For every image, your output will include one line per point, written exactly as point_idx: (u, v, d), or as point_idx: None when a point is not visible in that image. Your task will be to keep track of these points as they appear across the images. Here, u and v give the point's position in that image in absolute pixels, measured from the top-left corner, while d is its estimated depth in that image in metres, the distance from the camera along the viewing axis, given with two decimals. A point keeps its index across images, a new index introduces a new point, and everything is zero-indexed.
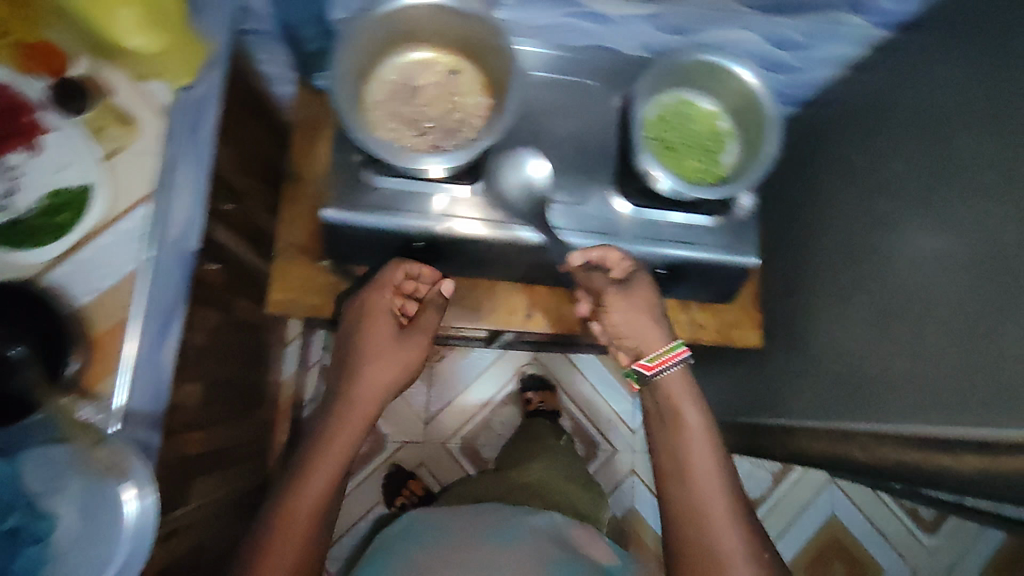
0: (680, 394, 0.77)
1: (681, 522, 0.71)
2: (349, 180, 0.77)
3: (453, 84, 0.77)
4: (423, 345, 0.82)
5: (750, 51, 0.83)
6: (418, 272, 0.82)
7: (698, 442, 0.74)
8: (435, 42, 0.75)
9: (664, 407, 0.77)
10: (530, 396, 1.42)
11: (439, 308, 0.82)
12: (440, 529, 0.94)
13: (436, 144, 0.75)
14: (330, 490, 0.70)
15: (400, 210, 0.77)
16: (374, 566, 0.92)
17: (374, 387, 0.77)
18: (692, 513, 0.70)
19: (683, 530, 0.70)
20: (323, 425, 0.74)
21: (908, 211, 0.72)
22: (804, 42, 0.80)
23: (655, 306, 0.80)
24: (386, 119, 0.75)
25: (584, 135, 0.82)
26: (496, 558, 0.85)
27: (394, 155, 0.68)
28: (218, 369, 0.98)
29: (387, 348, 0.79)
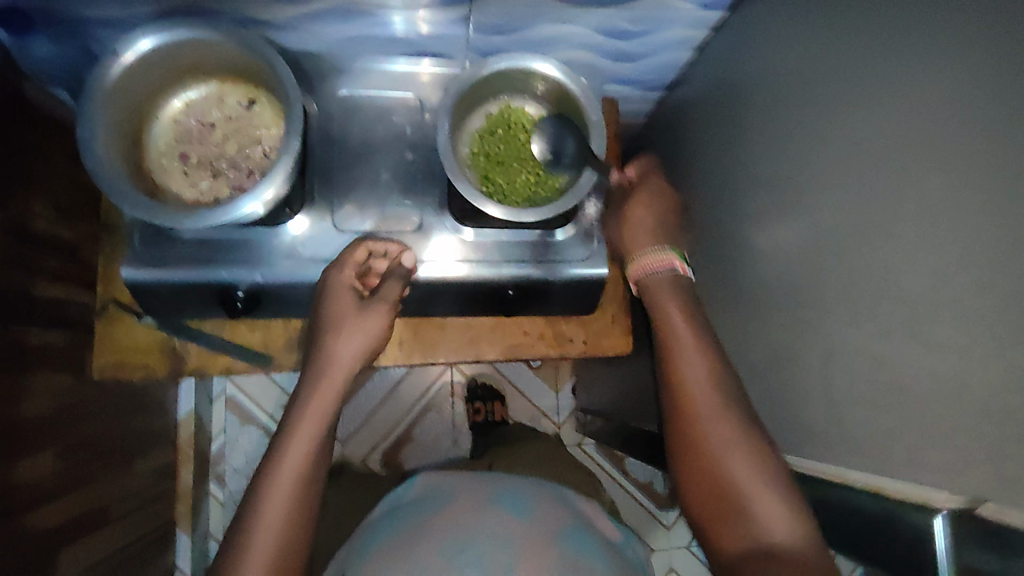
0: (662, 288, 0.71)
1: (680, 419, 0.65)
2: (150, 233, 0.70)
3: (248, 119, 0.69)
4: (382, 328, 0.67)
5: (581, 43, 0.76)
6: (384, 250, 0.70)
7: (680, 336, 0.67)
8: (206, 72, 0.67)
9: (653, 307, 0.70)
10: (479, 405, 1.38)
11: (404, 276, 0.70)
12: (431, 497, 0.82)
13: (234, 180, 0.68)
14: (300, 469, 0.61)
15: (216, 261, 0.71)
16: (385, 524, 0.80)
17: (320, 399, 0.64)
18: (682, 406, 0.65)
19: (680, 435, 0.64)
20: (288, 415, 0.64)
21: (769, 197, 0.68)
22: (639, 30, 0.73)
23: (660, 207, 0.74)
24: (174, 164, 0.68)
25: (412, 155, 0.77)
26: (491, 526, 0.73)
27: (147, 214, 0.58)
28: (89, 429, 0.90)
29: (346, 313, 0.66)
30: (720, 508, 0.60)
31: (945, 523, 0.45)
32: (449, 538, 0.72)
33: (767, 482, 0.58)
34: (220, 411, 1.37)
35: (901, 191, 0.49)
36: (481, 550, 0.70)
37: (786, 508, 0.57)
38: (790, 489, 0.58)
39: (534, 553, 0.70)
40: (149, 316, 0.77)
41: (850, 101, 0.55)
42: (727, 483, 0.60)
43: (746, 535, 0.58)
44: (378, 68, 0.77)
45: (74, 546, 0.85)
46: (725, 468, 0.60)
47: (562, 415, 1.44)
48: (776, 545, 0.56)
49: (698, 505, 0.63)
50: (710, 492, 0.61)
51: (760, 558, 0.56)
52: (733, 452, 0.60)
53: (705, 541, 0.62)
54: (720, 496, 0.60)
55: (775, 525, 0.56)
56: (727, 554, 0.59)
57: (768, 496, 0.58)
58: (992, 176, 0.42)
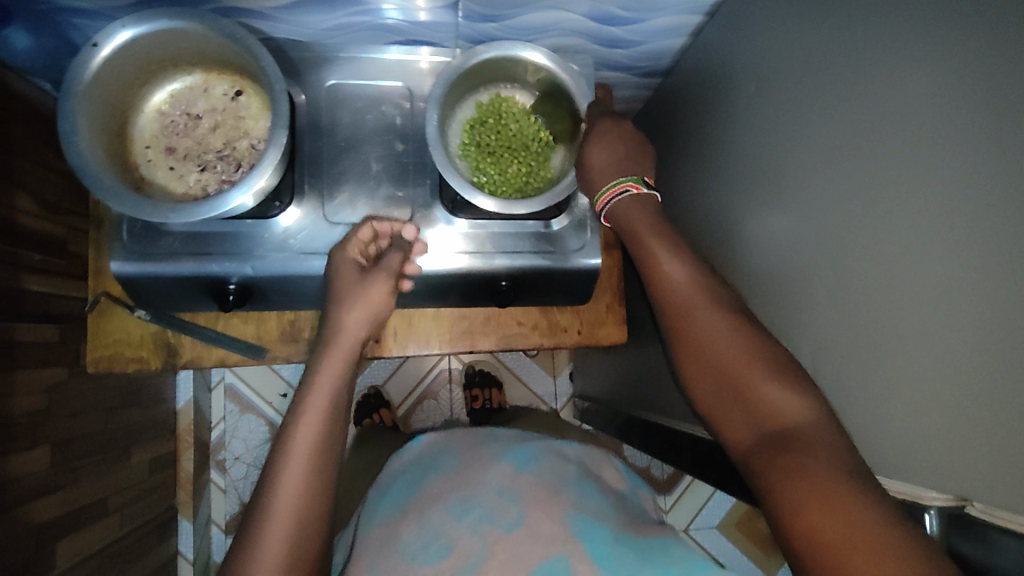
0: (629, 211, 0.60)
1: (668, 317, 0.56)
2: (140, 228, 0.70)
3: (234, 110, 0.69)
4: (385, 294, 0.64)
5: (571, 30, 0.74)
6: (388, 230, 0.69)
7: (650, 231, 0.58)
8: (189, 63, 0.66)
9: (619, 223, 0.61)
10: (478, 392, 1.36)
11: (404, 248, 0.68)
12: (441, 459, 0.79)
13: (221, 172, 0.68)
14: (320, 423, 0.57)
15: (208, 253, 0.70)
16: (399, 486, 0.77)
17: (332, 364, 0.60)
18: (669, 303, 0.56)
19: (671, 330, 0.55)
20: (304, 378, 0.60)
21: (771, 183, 0.66)
22: (630, 17, 0.71)
23: (624, 145, 0.63)
24: (161, 157, 0.68)
25: (402, 146, 0.76)
26: (500, 481, 0.71)
27: (132, 210, 0.58)
28: (84, 423, 0.91)
29: (353, 285, 0.64)
30: (726, 397, 0.51)
31: (933, 520, 0.44)
32: (456, 497, 0.69)
33: (776, 373, 0.49)
34: (219, 399, 1.38)
35: (883, 184, 0.50)
36: (490, 504, 0.67)
37: (792, 387, 0.48)
38: (801, 375, 0.49)
39: (542, 499, 0.68)
40: (142, 308, 0.76)
41: (843, 87, 0.55)
42: (728, 373, 0.51)
43: (756, 421, 0.48)
44: (367, 57, 0.76)
45: (69, 537, 0.86)
46: (719, 358, 0.52)
47: (560, 402, 1.45)
48: (784, 426, 0.47)
49: (707, 407, 0.53)
50: (716, 385, 0.52)
51: (773, 444, 0.46)
52: (724, 339, 0.52)
53: (720, 443, 0.52)
54: (731, 389, 0.51)
55: (785, 403, 0.48)
56: (742, 449, 0.49)
57: (777, 383, 0.49)
58: (968, 174, 0.42)
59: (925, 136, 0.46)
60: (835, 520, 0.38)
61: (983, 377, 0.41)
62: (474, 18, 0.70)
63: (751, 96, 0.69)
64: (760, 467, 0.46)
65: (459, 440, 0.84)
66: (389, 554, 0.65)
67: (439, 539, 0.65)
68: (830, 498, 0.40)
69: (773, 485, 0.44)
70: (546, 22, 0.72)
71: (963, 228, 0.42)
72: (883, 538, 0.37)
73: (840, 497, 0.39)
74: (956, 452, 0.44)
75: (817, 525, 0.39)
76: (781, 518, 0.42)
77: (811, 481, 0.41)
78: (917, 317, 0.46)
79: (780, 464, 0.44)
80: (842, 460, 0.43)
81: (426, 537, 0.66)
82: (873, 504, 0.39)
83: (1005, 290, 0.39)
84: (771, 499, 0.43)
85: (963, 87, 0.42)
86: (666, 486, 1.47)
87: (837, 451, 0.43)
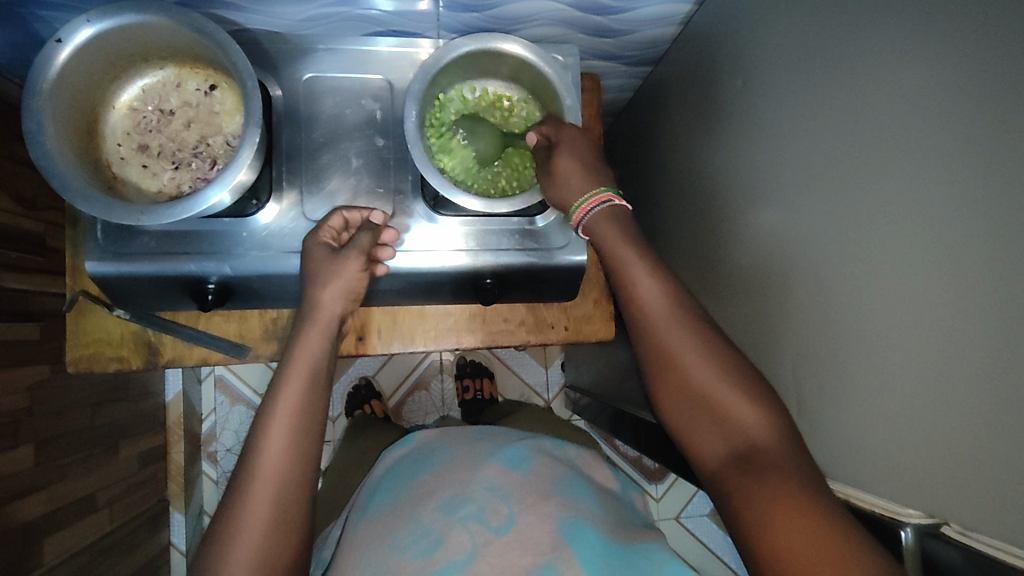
0: (606, 227, 0.63)
1: (644, 335, 0.59)
2: (115, 226, 0.68)
3: (208, 106, 0.67)
4: (359, 271, 0.62)
5: (556, 19, 0.72)
6: (360, 219, 0.67)
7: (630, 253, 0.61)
8: (161, 56, 0.64)
9: (601, 243, 0.63)
10: (470, 382, 1.36)
11: (374, 228, 0.65)
12: (430, 456, 0.79)
13: (195, 169, 0.66)
14: (296, 410, 0.56)
15: (185, 252, 0.69)
16: (389, 483, 0.76)
17: (309, 348, 0.59)
18: (644, 323, 0.59)
19: (646, 349, 0.59)
20: (282, 366, 0.59)
21: (759, 179, 0.65)
22: (615, 6, 0.69)
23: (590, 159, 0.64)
24: (134, 154, 0.66)
25: (383, 141, 0.74)
26: (490, 477, 0.70)
27: (102, 211, 0.56)
28: (68, 420, 0.90)
29: (326, 267, 0.62)
30: (701, 416, 0.55)
31: (909, 537, 0.45)
32: (448, 493, 0.69)
33: (744, 391, 0.53)
34: (209, 390, 1.37)
35: (870, 187, 0.48)
36: (481, 502, 0.67)
37: (755, 402, 0.53)
38: (766, 392, 0.53)
39: (533, 499, 0.67)
40: (121, 308, 0.75)
41: (834, 83, 0.53)
42: (700, 392, 0.55)
43: (727, 438, 0.53)
44: (346, 49, 0.73)
45: (54, 537, 0.84)
46: (692, 377, 0.55)
47: (552, 392, 1.45)
48: (751, 443, 0.51)
49: (679, 423, 0.57)
50: (688, 404, 0.56)
51: (740, 460, 0.51)
52: (697, 359, 0.56)
53: (692, 457, 0.56)
54: (703, 407, 0.55)
55: (751, 421, 0.52)
56: (712, 465, 0.53)
57: (744, 400, 0.53)
58: (959, 177, 0.40)
59: (914, 138, 0.44)
60: (804, 540, 0.43)
61: (967, 389, 0.40)
62: (454, 6, 0.68)
63: (740, 90, 0.68)
64: (731, 483, 0.50)
65: (444, 435, 0.84)
66: (377, 551, 0.64)
67: (429, 534, 0.64)
68: (799, 519, 0.44)
69: (743, 500, 0.48)
70: (528, 10, 0.70)
71: (950, 235, 0.41)
72: (845, 553, 0.41)
73: (803, 514, 0.44)
74: (938, 463, 0.43)
75: (784, 543, 0.43)
76: (752, 533, 0.46)
77: (775, 498, 0.46)
78: (901, 324, 0.45)
79: (749, 482, 0.48)
80: (802, 478, 0.47)
81: (415, 532, 0.64)
82: (828, 516, 0.44)
83: (992, 302, 0.38)
84: (744, 515, 0.48)
85: (953, 89, 0.41)
86: (657, 474, 1.48)
87: (799, 468, 0.48)
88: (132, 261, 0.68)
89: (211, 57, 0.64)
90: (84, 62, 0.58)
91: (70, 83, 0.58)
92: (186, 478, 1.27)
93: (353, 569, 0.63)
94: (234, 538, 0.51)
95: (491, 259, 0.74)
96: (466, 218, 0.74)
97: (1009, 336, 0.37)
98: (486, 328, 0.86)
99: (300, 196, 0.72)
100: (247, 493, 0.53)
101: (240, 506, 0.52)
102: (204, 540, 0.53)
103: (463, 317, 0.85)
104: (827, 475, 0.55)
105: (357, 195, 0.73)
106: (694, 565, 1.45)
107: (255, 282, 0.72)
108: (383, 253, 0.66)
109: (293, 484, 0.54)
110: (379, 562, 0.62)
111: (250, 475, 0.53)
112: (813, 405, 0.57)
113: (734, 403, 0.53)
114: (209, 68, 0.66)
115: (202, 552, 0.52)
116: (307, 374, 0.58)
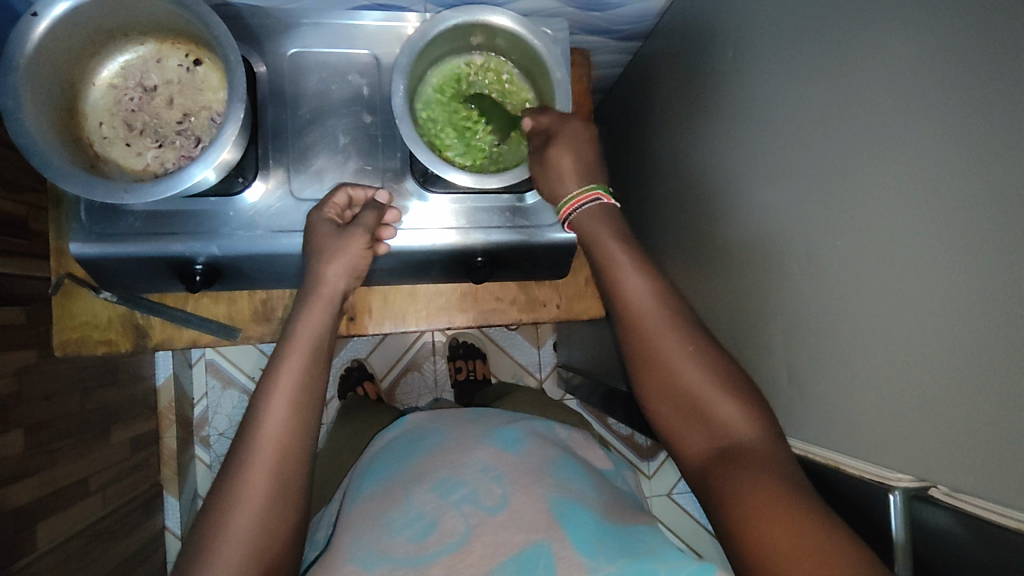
0: (594, 226, 0.63)
1: (630, 335, 0.60)
2: (99, 207, 0.67)
3: (191, 82, 0.65)
4: (362, 249, 0.62)
5: None
6: (363, 197, 0.68)
7: (619, 257, 0.61)
8: (139, 30, 0.63)
9: (589, 240, 0.63)
10: (465, 364, 1.35)
11: (380, 207, 0.65)
12: (421, 437, 0.78)
13: (179, 145, 0.65)
14: (297, 384, 0.56)
15: (169, 234, 0.67)
16: (379, 465, 0.76)
17: (313, 321, 0.59)
18: (632, 321, 0.60)
19: (633, 349, 0.59)
20: (283, 341, 0.59)
21: (748, 156, 0.64)
22: None
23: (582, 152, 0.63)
24: (117, 132, 0.64)
25: (371, 118, 0.73)
26: (482, 459, 0.70)
27: (84, 189, 0.55)
28: (58, 404, 0.90)
29: (332, 240, 0.61)
30: (686, 415, 0.56)
31: (897, 501, 0.46)
32: (440, 475, 0.69)
33: (733, 392, 0.54)
34: (201, 374, 1.36)
35: (861, 159, 0.48)
36: (475, 484, 0.67)
37: (746, 407, 0.53)
38: (754, 395, 0.54)
39: (523, 479, 0.68)
40: (108, 290, 0.74)
41: (824, 55, 0.52)
42: (688, 391, 0.56)
43: (713, 437, 0.54)
44: (332, 23, 0.72)
45: (45, 522, 0.84)
46: (681, 377, 0.56)
47: (544, 371, 1.46)
48: (736, 443, 0.52)
49: (664, 421, 0.58)
50: (677, 401, 0.56)
51: (726, 456, 0.52)
52: (687, 358, 0.56)
53: (676, 453, 0.57)
54: (690, 407, 0.56)
55: (737, 421, 0.53)
56: (697, 462, 0.55)
57: (733, 402, 0.54)
58: (946, 150, 0.40)
59: (907, 105, 0.43)
60: (784, 532, 0.44)
61: (958, 358, 0.40)
62: None
63: (731, 62, 0.67)
64: (713, 478, 0.52)
65: (440, 416, 0.84)
66: (369, 530, 0.64)
67: (420, 516, 0.64)
68: (781, 514, 0.45)
69: (725, 494, 0.49)
70: None
71: (942, 204, 0.41)
72: (821, 545, 0.42)
73: (783, 508, 0.45)
74: (932, 437, 0.43)
75: (762, 536, 0.45)
76: (731, 522, 0.48)
77: (759, 492, 0.47)
78: (891, 294, 0.45)
79: (730, 477, 0.50)
80: (787, 476, 0.48)
81: (409, 514, 0.65)
82: (802, 510, 0.45)
83: (983, 271, 0.38)
84: (726, 508, 0.48)
85: (942, 58, 0.40)
86: (650, 451, 1.50)
87: (782, 467, 0.49)
88: (114, 244, 0.66)
89: (192, 30, 0.62)
90: (64, 36, 0.57)
91: (48, 57, 0.57)
92: (179, 462, 1.26)
93: (344, 548, 0.63)
94: (229, 523, 0.50)
95: (482, 241, 0.74)
96: (456, 195, 0.73)
97: (1001, 307, 0.37)
98: (485, 307, 0.86)
99: (288, 174, 0.71)
100: (242, 478, 0.52)
101: (235, 490, 0.52)
102: (197, 525, 0.52)
103: (455, 294, 0.85)
104: (831, 449, 0.54)
105: (348, 175, 0.72)
106: (685, 539, 1.48)
107: (244, 262, 0.71)
108: (384, 233, 0.66)
109: (289, 465, 0.54)
110: (372, 541, 0.62)
111: (246, 460, 0.53)
112: (806, 381, 0.57)
113: (723, 404, 0.54)
114: (191, 42, 0.65)
115: (196, 536, 0.51)
116: (308, 347, 0.58)
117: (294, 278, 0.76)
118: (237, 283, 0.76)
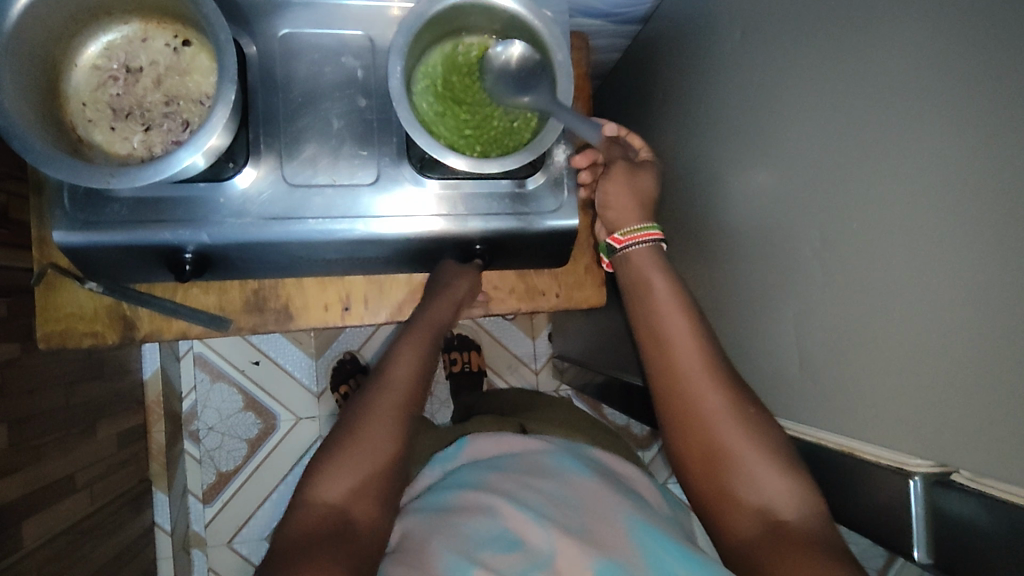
0: (651, 270, 0.68)
1: (670, 392, 0.62)
2: (82, 194, 0.64)
3: (178, 63, 0.63)
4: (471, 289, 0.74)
5: None
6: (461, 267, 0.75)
7: (671, 310, 0.65)
8: (121, 8, 0.60)
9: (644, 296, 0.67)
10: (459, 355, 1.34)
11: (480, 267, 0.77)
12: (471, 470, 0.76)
13: (166, 130, 0.62)
14: None
15: (159, 221, 0.65)
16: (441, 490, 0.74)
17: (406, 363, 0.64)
18: (673, 377, 0.62)
19: (675, 405, 0.61)
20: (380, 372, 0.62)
21: (753, 141, 0.63)
22: None
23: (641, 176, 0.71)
24: (101, 115, 0.62)
25: (366, 101, 0.71)
26: (563, 489, 0.71)
27: (68, 173, 0.52)
28: (42, 399, 0.87)
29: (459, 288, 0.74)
30: (723, 480, 0.58)
31: (917, 486, 0.46)
32: (515, 496, 0.69)
33: (773, 460, 0.56)
34: (188, 367, 1.34)
35: (875, 141, 0.47)
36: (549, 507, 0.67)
37: (784, 478, 0.55)
38: (793, 461, 0.56)
39: (601, 508, 0.68)
40: (93, 281, 0.72)
41: (836, 33, 0.51)
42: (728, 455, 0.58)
43: (756, 508, 0.56)
44: (322, 3, 0.70)
45: (32, 520, 0.82)
46: (719, 438, 0.58)
47: (539, 362, 1.45)
48: (781, 517, 0.54)
49: (704, 488, 0.59)
50: (716, 465, 0.58)
51: (773, 531, 0.54)
52: (724, 420, 0.59)
53: (715, 524, 0.58)
54: (733, 476, 0.57)
55: (779, 495, 0.55)
56: (739, 533, 0.56)
57: (775, 473, 0.56)
58: (968, 130, 0.39)
59: (925, 85, 0.42)
60: None
61: (981, 345, 0.39)
62: None
63: (736, 44, 0.65)
64: (761, 550, 0.53)
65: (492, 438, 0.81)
66: (451, 541, 0.62)
67: (504, 532, 0.63)
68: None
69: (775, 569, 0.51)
70: None
71: (958, 187, 0.40)
72: None
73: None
74: (951, 423, 0.42)
75: None
76: None
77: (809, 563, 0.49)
78: (908, 280, 0.44)
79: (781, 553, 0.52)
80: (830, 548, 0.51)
81: (489, 530, 0.63)
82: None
83: (1004, 254, 0.37)
84: None
85: (965, 33, 0.39)
86: (644, 441, 1.50)
87: (825, 542, 0.51)
88: (102, 232, 0.64)
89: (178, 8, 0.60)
90: (41, 11, 0.54)
91: (26, 35, 0.54)
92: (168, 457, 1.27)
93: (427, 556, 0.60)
94: None
95: (478, 228, 0.72)
96: (451, 181, 0.71)
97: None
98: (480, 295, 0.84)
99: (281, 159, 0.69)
100: None
101: None
102: None
103: None
104: (846, 435, 0.54)
105: (344, 160, 0.70)
106: None
107: (235, 250, 0.69)
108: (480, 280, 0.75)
109: None
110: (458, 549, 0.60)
111: None
112: (817, 369, 0.56)
113: (764, 472, 0.56)
114: (179, 20, 0.63)
115: None
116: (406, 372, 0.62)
117: (287, 267, 0.74)
118: (231, 271, 0.74)
